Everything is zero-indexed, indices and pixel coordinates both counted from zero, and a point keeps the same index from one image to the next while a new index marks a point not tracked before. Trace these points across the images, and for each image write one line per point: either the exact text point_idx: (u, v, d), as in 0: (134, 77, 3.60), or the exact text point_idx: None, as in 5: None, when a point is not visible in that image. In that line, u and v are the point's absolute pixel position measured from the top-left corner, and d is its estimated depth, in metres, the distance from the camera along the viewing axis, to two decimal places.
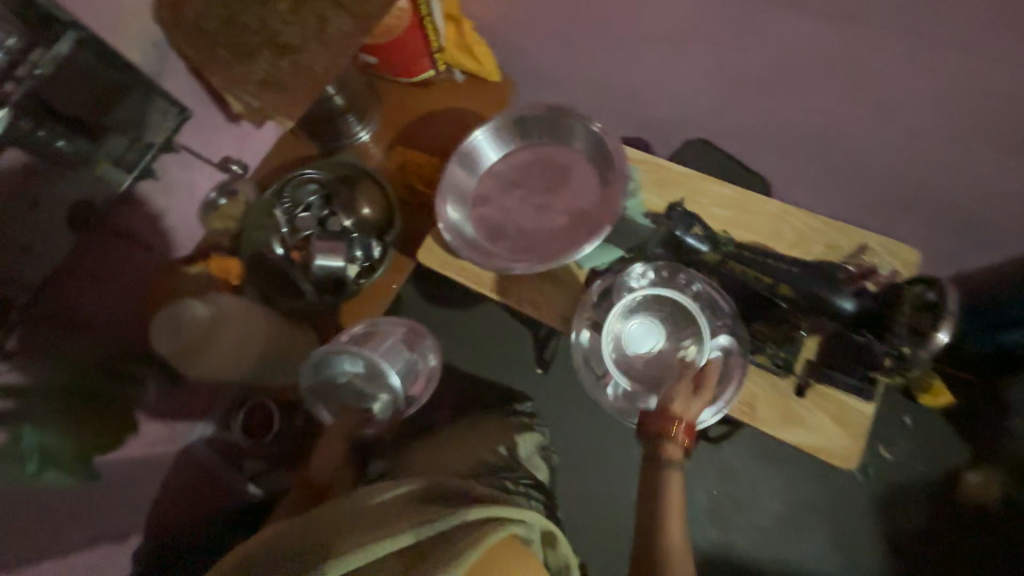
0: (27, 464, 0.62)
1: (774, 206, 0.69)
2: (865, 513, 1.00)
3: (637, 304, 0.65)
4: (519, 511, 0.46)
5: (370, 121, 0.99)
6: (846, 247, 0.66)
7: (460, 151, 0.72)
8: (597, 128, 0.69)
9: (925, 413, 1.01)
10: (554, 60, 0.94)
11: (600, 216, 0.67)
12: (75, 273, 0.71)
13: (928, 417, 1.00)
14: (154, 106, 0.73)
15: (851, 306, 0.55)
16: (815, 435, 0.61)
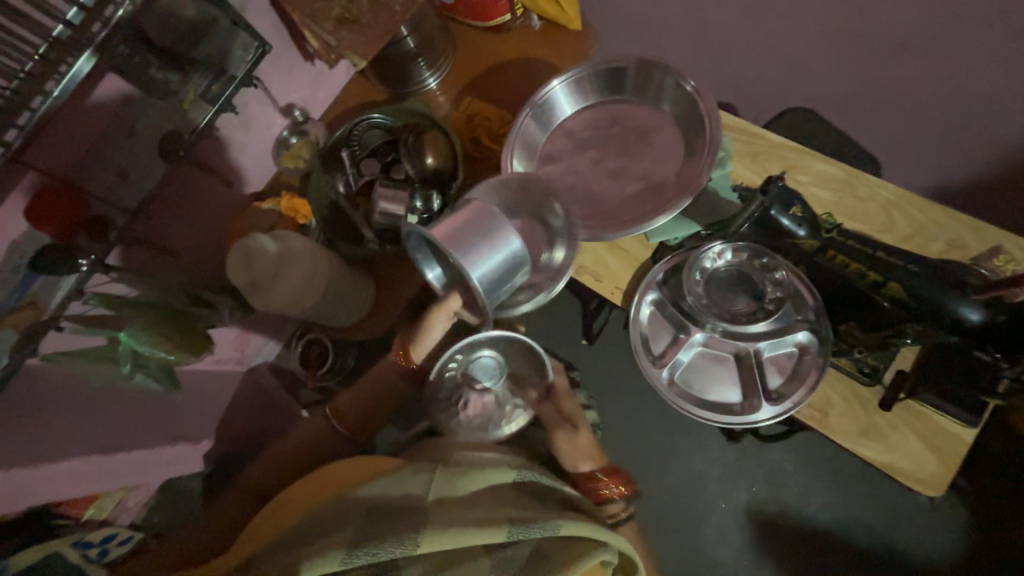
0: (123, 365, 0.70)
1: (888, 192, 0.60)
2: None
3: (709, 286, 0.58)
4: (610, 537, 0.52)
5: (441, 68, 0.95)
6: (973, 248, 0.57)
7: (534, 101, 0.67)
8: (688, 87, 0.62)
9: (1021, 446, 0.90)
10: (645, 6, 0.85)
11: (679, 187, 0.61)
12: (163, 199, 0.76)
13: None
14: (239, 39, 0.74)
15: (980, 318, 0.45)
16: (899, 455, 0.54)
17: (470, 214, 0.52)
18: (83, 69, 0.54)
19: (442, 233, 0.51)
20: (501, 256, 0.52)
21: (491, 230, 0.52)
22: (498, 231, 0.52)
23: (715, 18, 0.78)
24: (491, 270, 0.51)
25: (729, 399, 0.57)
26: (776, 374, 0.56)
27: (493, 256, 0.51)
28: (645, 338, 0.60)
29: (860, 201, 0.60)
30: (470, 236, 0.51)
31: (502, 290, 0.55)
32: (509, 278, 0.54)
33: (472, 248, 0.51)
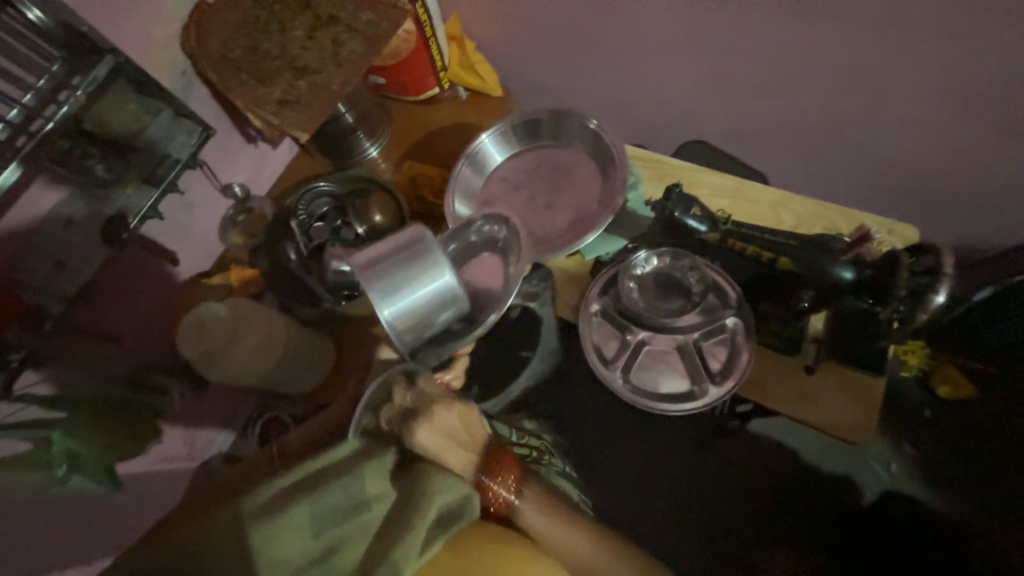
0: (55, 468, 0.61)
1: (772, 193, 0.71)
2: None
3: (642, 291, 0.65)
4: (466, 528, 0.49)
5: (380, 138, 1.04)
6: (846, 229, 0.68)
7: (468, 153, 0.75)
8: (593, 125, 0.72)
9: None
10: (554, 74, 0.99)
11: (601, 209, 0.69)
12: (100, 288, 0.74)
13: None
14: (182, 126, 0.78)
15: (850, 274, 0.54)
16: (832, 412, 0.61)
17: (397, 249, 0.52)
18: (8, 178, 0.56)
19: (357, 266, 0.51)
20: (423, 290, 0.52)
21: (415, 265, 0.51)
22: (417, 264, 0.52)
23: (612, 78, 0.94)
24: (410, 306, 0.52)
25: (683, 390, 0.62)
26: (715, 360, 0.63)
27: (416, 290, 0.51)
28: (596, 347, 0.65)
29: (751, 203, 0.71)
30: (388, 269, 0.51)
31: (430, 325, 0.55)
32: (439, 311, 0.54)
33: (388, 286, 0.51)
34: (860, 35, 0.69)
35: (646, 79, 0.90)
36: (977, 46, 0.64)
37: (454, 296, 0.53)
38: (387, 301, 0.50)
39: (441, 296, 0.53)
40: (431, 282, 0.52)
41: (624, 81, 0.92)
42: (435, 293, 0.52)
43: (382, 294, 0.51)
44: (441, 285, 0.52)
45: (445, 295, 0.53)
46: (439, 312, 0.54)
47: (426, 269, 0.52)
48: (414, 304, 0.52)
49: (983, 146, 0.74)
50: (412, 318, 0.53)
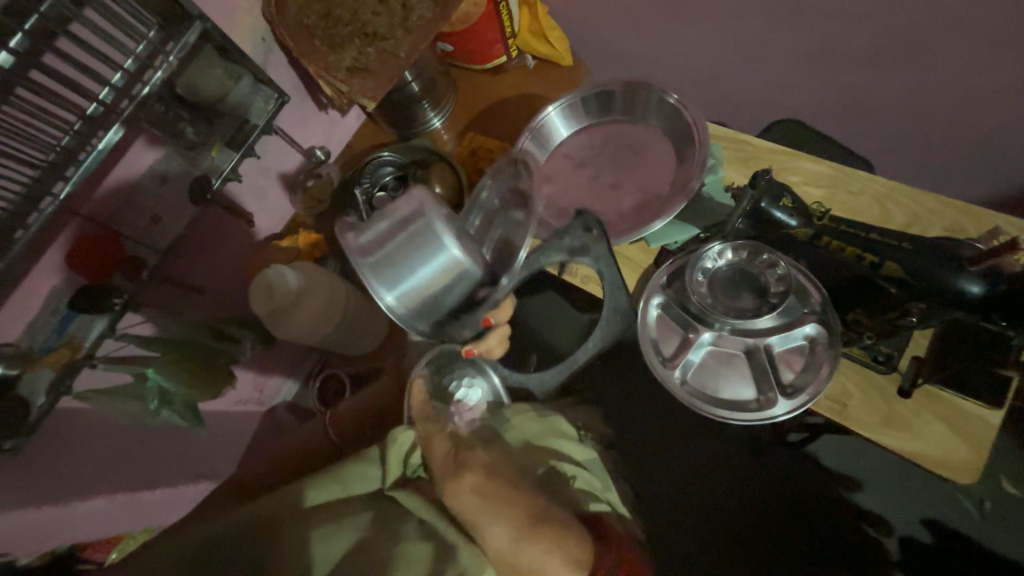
0: (149, 401, 0.71)
1: (879, 185, 0.62)
2: None
3: (713, 285, 0.59)
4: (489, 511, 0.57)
5: (444, 108, 1.03)
6: (972, 231, 0.58)
7: (532, 127, 0.71)
8: (672, 100, 0.65)
9: None
10: (630, 42, 0.92)
11: (673, 193, 0.63)
12: (188, 244, 0.81)
13: None
14: (261, 93, 0.81)
15: (979, 291, 0.46)
16: (923, 441, 0.53)
17: (395, 241, 0.53)
18: (112, 138, 0.61)
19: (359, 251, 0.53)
20: (430, 262, 0.53)
21: (416, 250, 0.53)
22: (418, 240, 0.53)
23: (696, 47, 0.85)
24: (418, 282, 0.54)
25: (744, 397, 0.57)
26: (790, 368, 0.57)
27: (422, 273, 0.54)
28: (654, 342, 0.60)
29: (851, 195, 0.62)
30: (388, 253, 0.53)
31: (447, 297, 0.57)
32: (453, 282, 0.56)
33: (397, 278, 0.53)
34: None
35: (737, 47, 0.80)
36: None
37: (464, 265, 0.55)
38: (397, 294, 0.53)
39: (448, 266, 0.54)
40: (438, 258, 0.54)
41: (711, 49, 0.83)
42: (443, 267, 0.54)
43: (392, 288, 0.53)
44: (448, 258, 0.54)
45: (455, 266, 0.55)
46: (450, 283, 0.56)
47: (428, 250, 0.53)
48: (426, 284, 0.54)
49: None
50: (428, 297, 0.55)
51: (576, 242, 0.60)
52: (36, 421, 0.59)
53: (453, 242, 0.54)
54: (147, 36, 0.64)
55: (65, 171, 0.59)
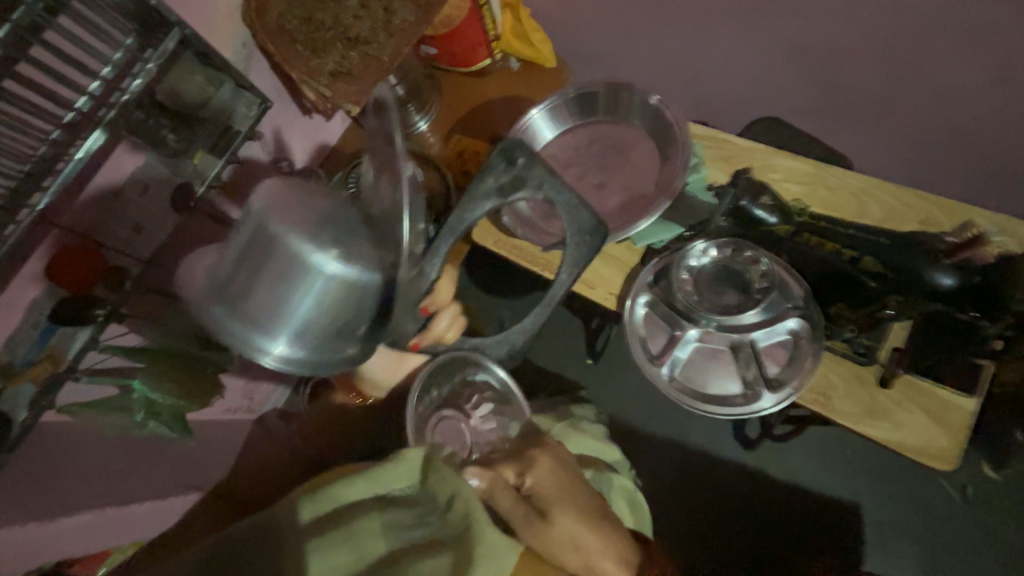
0: (136, 415, 0.72)
1: (857, 181, 0.63)
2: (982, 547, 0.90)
3: (696, 283, 0.61)
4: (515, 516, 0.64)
5: (429, 111, 1.02)
6: (948, 225, 0.59)
7: (517, 129, 0.72)
8: (654, 100, 0.66)
9: None
10: (612, 43, 0.93)
11: (657, 193, 0.64)
12: (173, 250, 0.78)
13: None
14: (243, 99, 0.80)
15: (952, 282, 0.49)
16: (902, 430, 0.55)
17: (263, 282, 0.45)
18: (92, 145, 0.60)
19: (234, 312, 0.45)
20: (315, 289, 0.46)
21: (286, 282, 0.46)
22: (290, 274, 0.45)
23: (678, 47, 0.86)
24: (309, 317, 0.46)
25: (730, 391, 0.59)
26: (777, 362, 0.58)
27: (303, 305, 0.46)
28: (642, 340, 0.61)
29: (830, 191, 0.63)
30: (261, 304, 0.45)
31: (349, 319, 0.49)
32: (346, 301, 0.48)
33: (277, 323, 0.46)
34: None
35: (718, 47, 0.81)
36: None
37: (348, 277, 0.46)
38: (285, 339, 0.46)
39: (333, 283, 0.46)
40: (313, 279, 0.46)
41: (692, 49, 0.84)
42: (323, 289, 0.46)
43: (277, 335, 0.46)
44: (322, 275, 0.46)
45: (336, 281, 0.46)
46: (346, 304, 0.48)
47: (299, 277, 0.45)
48: (314, 314, 0.46)
49: None
50: (324, 327, 0.47)
51: (502, 178, 0.59)
52: (16, 438, 0.59)
53: (321, 256, 0.46)
54: (123, 42, 0.63)
55: (43, 181, 0.58)
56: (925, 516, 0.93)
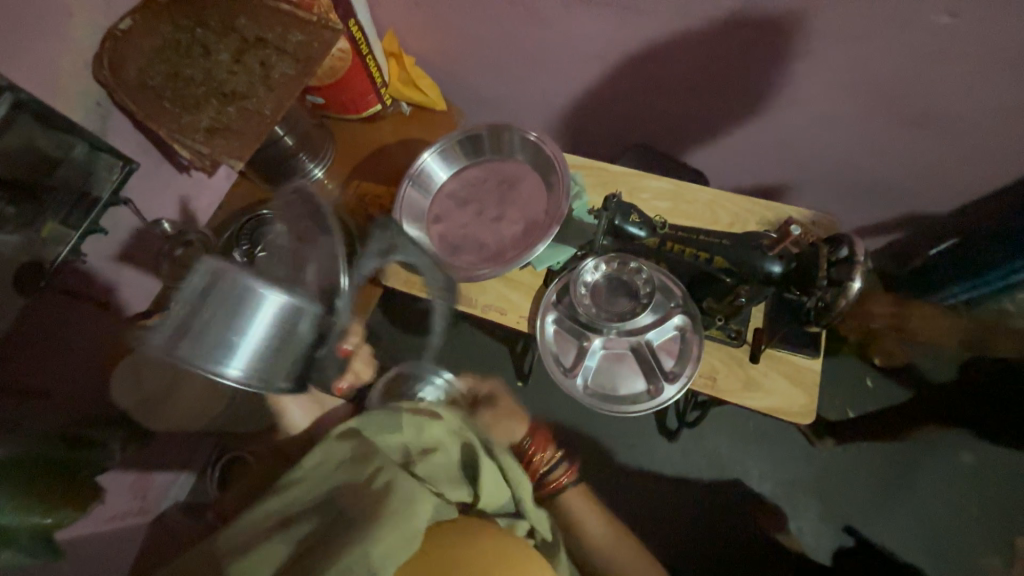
0: None
1: (707, 193, 0.75)
2: (865, 484, 1.06)
3: (593, 295, 0.66)
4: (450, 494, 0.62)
5: (323, 158, 1.01)
6: (776, 222, 0.72)
7: (411, 173, 0.75)
8: (532, 137, 0.73)
9: (885, 372, 1.11)
10: (495, 85, 1.01)
11: (548, 219, 0.70)
12: (26, 345, 0.67)
13: (886, 375, 1.11)
14: (100, 162, 0.73)
15: (779, 269, 0.56)
16: (774, 396, 0.64)
17: (210, 312, 0.52)
18: None
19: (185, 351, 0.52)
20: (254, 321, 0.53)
21: (237, 310, 0.53)
22: (246, 307, 0.53)
23: (553, 88, 0.96)
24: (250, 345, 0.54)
25: (637, 389, 0.65)
26: (672, 355, 0.65)
27: (249, 331, 0.53)
28: (553, 353, 0.67)
29: (689, 203, 0.75)
30: (211, 340, 0.52)
31: (291, 343, 0.56)
32: (289, 325, 0.56)
33: (226, 346, 0.53)
34: (773, 44, 0.73)
35: (585, 86, 0.92)
36: (875, 51, 0.69)
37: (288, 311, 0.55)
38: (234, 362, 0.53)
39: (280, 311, 0.55)
40: (266, 307, 0.54)
41: (564, 89, 0.95)
42: (270, 314, 0.54)
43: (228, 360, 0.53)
44: (273, 303, 0.54)
45: (285, 309, 0.55)
46: (287, 328, 0.56)
47: (250, 304, 0.53)
48: (263, 339, 0.54)
49: (895, 138, 0.81)
50: (269, 351, 0.55)
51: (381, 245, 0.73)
52: None
53: (268, 289, 0.54)
54: None
55: None
56: (815, 465, 1.08)
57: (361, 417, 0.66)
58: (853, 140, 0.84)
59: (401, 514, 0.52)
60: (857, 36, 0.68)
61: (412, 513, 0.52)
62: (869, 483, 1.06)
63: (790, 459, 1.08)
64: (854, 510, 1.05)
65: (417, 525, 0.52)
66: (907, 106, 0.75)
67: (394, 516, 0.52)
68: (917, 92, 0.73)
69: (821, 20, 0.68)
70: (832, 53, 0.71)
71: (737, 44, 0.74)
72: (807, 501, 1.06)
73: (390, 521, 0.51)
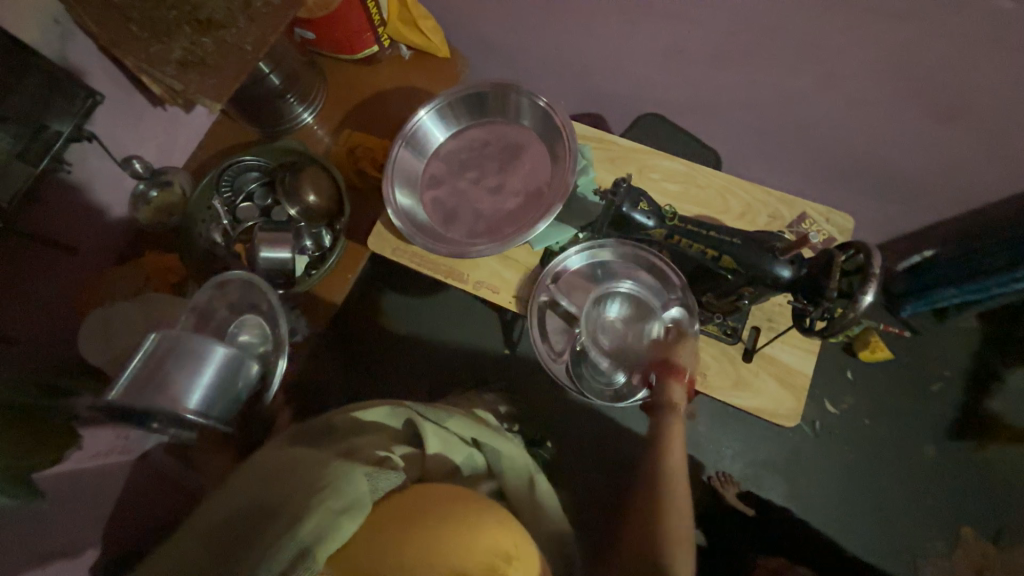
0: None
1: (720, 179, 0.71)
2: (841, 477, 1.03)
3: (608, 279, 0.67)
4: (386, 477, 0.49)
5: (313, 102, 0.94)
6: (788, 216, 0.69)
7: (405, 132, 0.69)
8: (541, 103, 0.67)
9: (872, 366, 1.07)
10: (505, 33, 0.92)
11: (550, 193, 0.66)
12: None
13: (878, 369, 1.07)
14: (60, 91, 0.66)
15: (789, 274, 0.53)
16: (761, 396, 0.64)
17: (143, 361, 0.57)
18: None
19: (146, 395, 0.55)
20: (214, 367, 0.58)
21: (185, 361, 0.57)
22: (160, 363, 0.56)
23: (566, 43, 0.87)
24: (203, 388, 0.57)
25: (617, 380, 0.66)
26: (664, 346, 0.64)
27: (202, 376, 0.57)
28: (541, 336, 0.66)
29: (701, 188, 0.71)
30: (153, 387, 0.55)
31: (241, 387, 0.62)
32: (239, 371, 0.61)
33: (179, 388, 0.56)
34: (816, 16, 0.65)
35: (603, 45, 0.84)
36: (920, 33, 0.63)
37: (227, 360, 0.59)
38: (194, 395, 0.56)
39: (192, 360, 0.57)
40: (213, 357, 0.58)
41: (580, 46, 0.86)
42: (222, 359, 0.58)
43: (184, 400, 0.56)
44: (221, 355, 0.58)
45: (230, 359, 0.60)
46: (241, 374, 0.62)
47: (201, 355, 0.58)
48: (211, 384, 0.58)
49: (928, 132, 0.76)
50: (223, 392, 0.59)
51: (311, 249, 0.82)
52: None
53: (218, 344, 0.59)
54: None
55: None
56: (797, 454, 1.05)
57: (303, 427, 0.61)
58: (886, 131, 0.78)
59: (333, 487, 0.46)
60: (907, 16, 0.62)
61: (341, 485, 0.47)
62: (847, 476, 1.03)
63: (771, 440, 1.05)
64: (832, 502, 1.02)
65: (354, 493, 0.46)
66: (952, 98, 0.69)
67: (323, 495, 0.46)
68: (957, 85, 0.67)
69: None
70: (875, 34, 0.65)
71: (775, 12, 0.67)
72: (774, 479, 1.03)
73: (319, 500, 0.45)
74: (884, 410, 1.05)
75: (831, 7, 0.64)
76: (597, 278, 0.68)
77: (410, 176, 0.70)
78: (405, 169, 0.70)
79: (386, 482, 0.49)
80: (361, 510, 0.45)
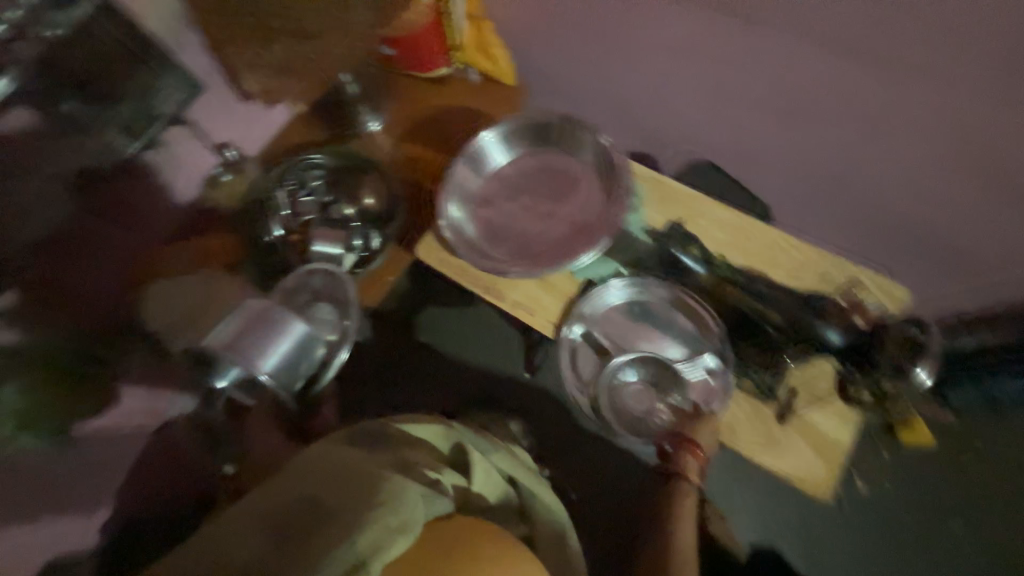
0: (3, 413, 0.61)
1: (774, 235, 0.69)
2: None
3: (647, 317, 0.68)
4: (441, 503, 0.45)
5: (381, 112, 0.99)
6: (839, 279, 0.67)
7: (468, 151, 0.73)
8: (604, 142, 0.70)
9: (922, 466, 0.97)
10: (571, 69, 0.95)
11: (598, 225, 0.68)
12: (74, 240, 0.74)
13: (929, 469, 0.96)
14: (168, 80, 0.75)
15: (839, 340, 0.59)
16: (789, 461, 0.62)
17: (236, 320, 0.63)
18: None
19: (228, 349, 0.62)
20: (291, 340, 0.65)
21: (269, 328, 0.63)
22: (248, 324, 0.63)
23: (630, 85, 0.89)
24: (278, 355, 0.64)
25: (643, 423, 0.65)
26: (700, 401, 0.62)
27: (281, 344, 0.64)
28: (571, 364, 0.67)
29: (751, 241, 0.70)
30: (238, 343, 0.62)
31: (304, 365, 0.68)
32: (308, 350, 0.67)
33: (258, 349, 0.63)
34: (890, 85, 0.64)
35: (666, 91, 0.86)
36: (1003, 114, 0.60)
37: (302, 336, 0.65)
38: (270, 357, 0.63)
39: (274, 328, 0.63)
40: (294, 331, 0.64)
41: (643, 89, 0.88)
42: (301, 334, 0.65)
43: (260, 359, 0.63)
44: (300, 331, 0.65)
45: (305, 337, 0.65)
46: (309, 352, 0.67)
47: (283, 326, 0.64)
48: (285, 353, 0.64)
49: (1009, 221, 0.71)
50: (292, 362, 0.66)
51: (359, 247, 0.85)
52: None
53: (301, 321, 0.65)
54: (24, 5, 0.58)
55: None
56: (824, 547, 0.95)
57: (349, 429, 0.58)
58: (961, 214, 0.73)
59: (388, 501, 0.42)
60: (989, 96, 0.60)
61: (400, 499, 0.42)
62: None
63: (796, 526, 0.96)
64: None
65: (411, 513, 0.41)
66: None
67: (380, 504, 0.41)
68: None
69: (950, 68, 0.59)
70: (954, 110, 0.63)
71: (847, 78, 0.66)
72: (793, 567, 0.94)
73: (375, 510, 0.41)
74: (930, 516, 0.94)
75: (906, 78, 0.63)
76: (637, 316, 0.68)
77: (464, 191, 0.73)
78: (461, 185, 0.73)
79: (439, 508, 0.45)
80: (414, 532, 0.41)
